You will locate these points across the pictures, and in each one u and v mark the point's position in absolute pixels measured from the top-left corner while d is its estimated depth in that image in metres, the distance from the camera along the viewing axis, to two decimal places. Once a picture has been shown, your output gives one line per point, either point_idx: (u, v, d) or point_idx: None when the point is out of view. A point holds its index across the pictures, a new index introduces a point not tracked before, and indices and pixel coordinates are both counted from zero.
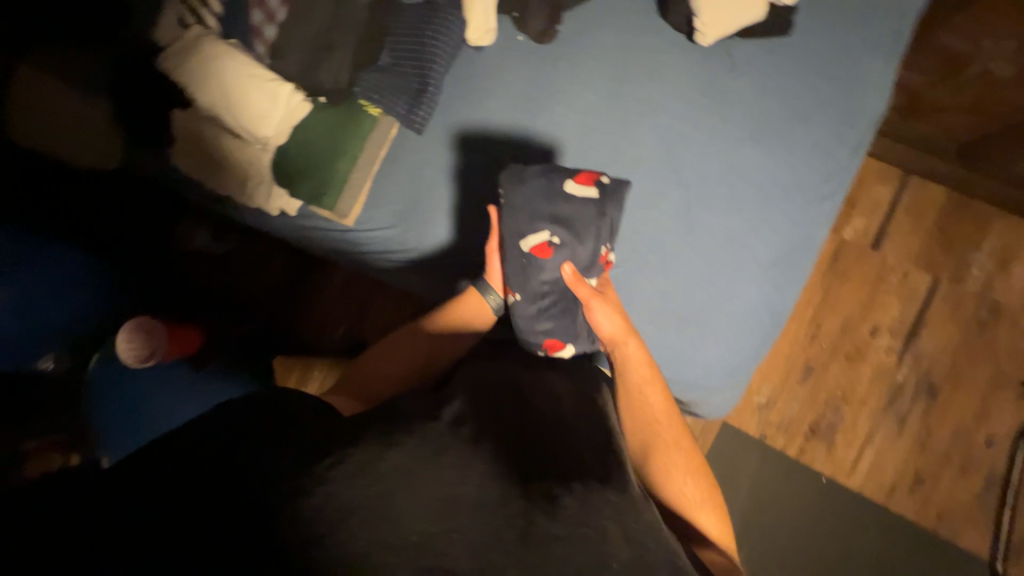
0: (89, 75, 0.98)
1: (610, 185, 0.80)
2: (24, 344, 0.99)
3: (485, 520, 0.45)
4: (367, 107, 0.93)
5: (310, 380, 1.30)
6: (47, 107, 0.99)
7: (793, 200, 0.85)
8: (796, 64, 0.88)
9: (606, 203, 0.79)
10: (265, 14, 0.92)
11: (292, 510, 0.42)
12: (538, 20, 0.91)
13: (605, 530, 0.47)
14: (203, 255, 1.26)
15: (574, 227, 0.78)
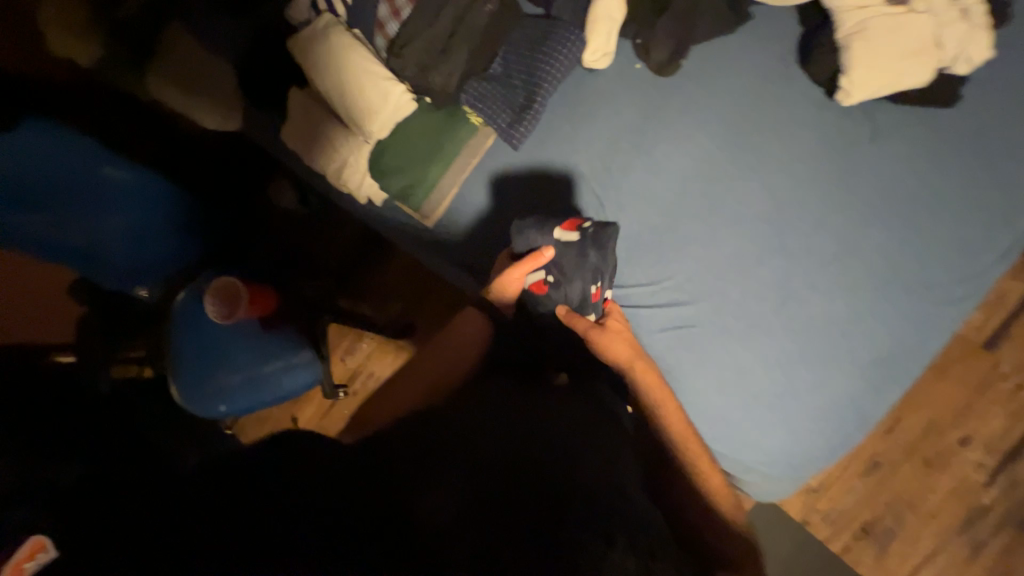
0: (229, 45, 1.05)
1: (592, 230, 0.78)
2: (135, 274, 1.09)
3: (489, 536, 0.49)
4: (471, 116, 0.94)
5: (358, 349, 1.36)
6: (183, 66, 1.05)
7: (914, 297, 0.76)
8: (952, 142, 0.77)
9: (590, 245, 0.78)
10: (391, 9, 0.93)
11: (328, 510, 0.48)
12: (662, 51, 0.86)
13: (610, 539, 0.51)
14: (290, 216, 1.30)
15: (570, 267, 0.78)
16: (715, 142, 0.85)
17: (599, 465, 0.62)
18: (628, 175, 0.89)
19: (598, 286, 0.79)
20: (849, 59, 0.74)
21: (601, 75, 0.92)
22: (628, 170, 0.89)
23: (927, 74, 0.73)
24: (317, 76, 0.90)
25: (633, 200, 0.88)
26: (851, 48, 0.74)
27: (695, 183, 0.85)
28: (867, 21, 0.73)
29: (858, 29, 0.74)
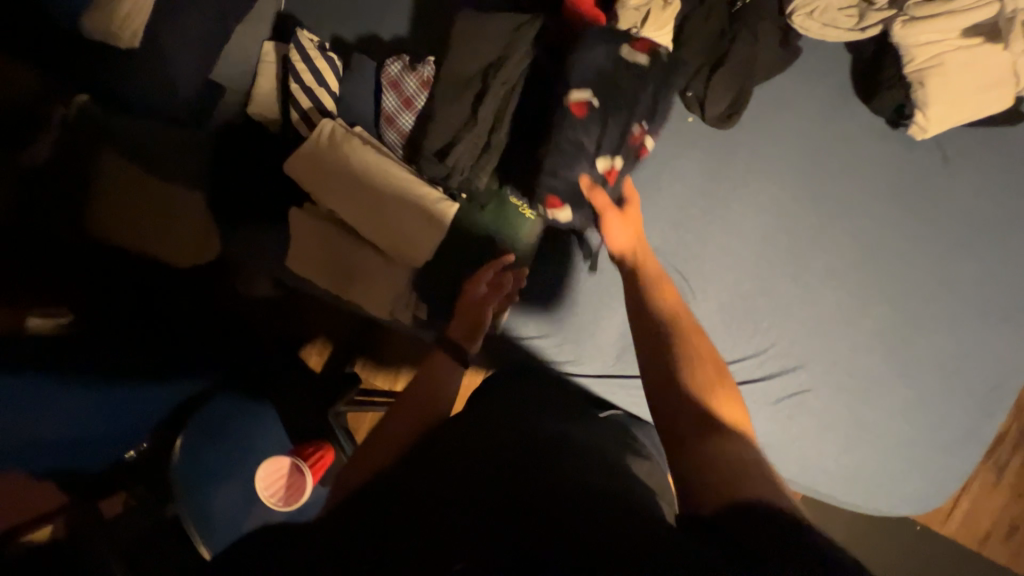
0: (190, 163, 0.84)
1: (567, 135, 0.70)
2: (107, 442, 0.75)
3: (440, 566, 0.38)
4: (521, 208, 0.80)
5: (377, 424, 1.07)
6: (132, 198, 0.83)
7: (1007, 317, 0.78)
8: (1016, 158, 0.78)
9: (579, 159, 0.70)
10: (402, 98, 0.77)
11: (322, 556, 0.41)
12: (719, 103, 0.78)
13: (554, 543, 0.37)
14: (270, 303, 1.03)
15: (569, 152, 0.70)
16: (786, 191, 0.81)
17: (603, 463, 0.51)
18: (704, 241, 0.82)
19: (607, 161, 0.71)
20: (925, 93, 0.71)
21: (653, 136, 0.82)
22: (703, 237, 0.82)
23: (1001, 102, 0.71)
24: (332, 191, 0.76)
25: (715, 267, 0.82)
26: (926, 83, 0.70)
27: (776, 238, 0.81)
28: (939, 54, 0.70)
29: (932, 62, 0.70)
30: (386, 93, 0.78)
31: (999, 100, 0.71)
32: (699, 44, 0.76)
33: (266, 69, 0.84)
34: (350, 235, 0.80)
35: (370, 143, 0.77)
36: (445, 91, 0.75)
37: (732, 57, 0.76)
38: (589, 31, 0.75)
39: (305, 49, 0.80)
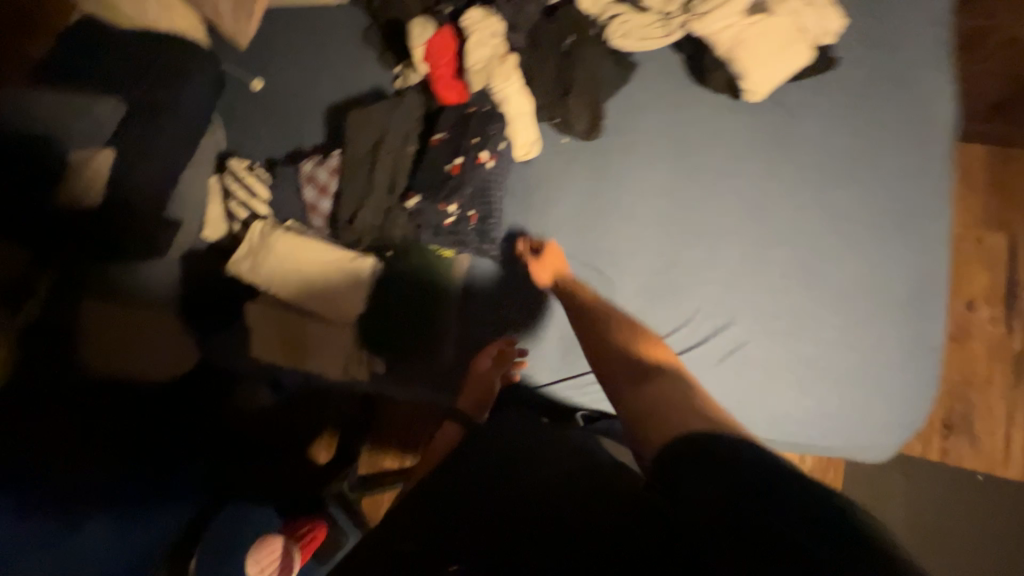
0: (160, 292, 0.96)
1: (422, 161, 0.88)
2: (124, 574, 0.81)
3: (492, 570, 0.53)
4: (439, 251, 0.91)
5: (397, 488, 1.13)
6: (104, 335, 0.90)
7: (907, 230, 0.82)
8: (851, 90, 0.86)
9: (428, 168, 0.88)
10: (318, 188, 0.92)
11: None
12: (582, 120, 0.91)
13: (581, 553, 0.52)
14: (271, 411, 1.06)
15: (421, 171, 0.88)
16: (666, 177, 0.90)
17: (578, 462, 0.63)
18: (609, 236, 0.90)
19: (452, 162, 0.87)
20: (742, 67, 0.84)
21: (538, 162, 0.94)
22: (608, 233, 0.91)
23: (806, 53, 0.83)
24: (271, 282, 0.87)
25: (628, 257, 0.89)
26: (737, 59, 0.83)
27: (671, 217, 0.89)
28: (739, 33, 0.82)
29: (733, 41, 0.83)
30: (305, 187, 0.92)
31: (802, 54, 0.83)
32: (547, 79, 0.89)
33: (217, 198, 1.02)
34: (298, 314, 0.89)
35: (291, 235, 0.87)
36: (350, 174, 0.89)
37: (576, 81, 0.89)
38: (452, 94, 0.90)
39: (238, 173, 0.96)
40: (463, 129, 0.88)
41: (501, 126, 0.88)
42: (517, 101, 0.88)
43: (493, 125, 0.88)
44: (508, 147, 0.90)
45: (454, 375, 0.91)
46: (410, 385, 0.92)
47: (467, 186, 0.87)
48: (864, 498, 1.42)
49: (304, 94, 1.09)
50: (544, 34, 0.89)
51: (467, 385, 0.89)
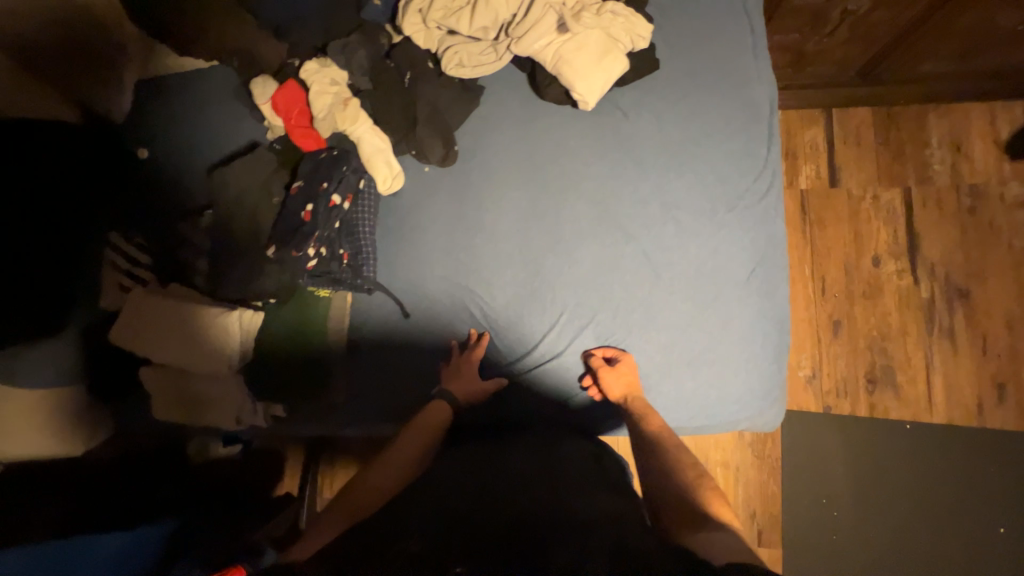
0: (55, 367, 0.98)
1: (285, 210, 0.94)
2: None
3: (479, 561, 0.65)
4: (317, 291, 0.96)
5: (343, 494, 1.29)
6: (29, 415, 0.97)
7: (742, 210, 0.85)
8: (675, 86, 0.91)
9: (289, 217, 0.93)
10: (194, 251, 0.97)
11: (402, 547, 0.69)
12: (436, 148, 0.95)
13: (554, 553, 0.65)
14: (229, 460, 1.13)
15: (287, 220, 0.93)
16: (521, 190, 0.95)
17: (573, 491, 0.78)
18: (476, 254, 0.94)
19: (307, 207, 0.92)
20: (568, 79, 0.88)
21: (403, 194, 0.98)
22: (474, 252, 0.95)
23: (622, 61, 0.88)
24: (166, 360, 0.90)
25: (497, 272, 0.93)
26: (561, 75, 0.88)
27: (531, 227, 0.93)
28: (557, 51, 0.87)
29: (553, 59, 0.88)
30: (184, 250, 0.98)
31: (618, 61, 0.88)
32: (395, 116, 0.94)
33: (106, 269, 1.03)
34: (184, 373, 0.91)
35: (162, 307, 0.89)
36: (228, 234, 0.96)
37: (421, 114, 0.94)
38: (309, 141, 0.95)
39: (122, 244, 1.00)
40: (318, 172, 0.92)
41: (351, 166, 0.92)
42: (370, 141, 0.93)
43: (343, 164, 0.92)
44: (370, 185, 0.96)
45: (353, 406, 0.95)
46: (310, 424, 0.96)
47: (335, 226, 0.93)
48: (804, 462, 1.45)
49: (180, 151, 1.09)
50: (383, 75, 0.94)
51: (457, 375, 0.91)
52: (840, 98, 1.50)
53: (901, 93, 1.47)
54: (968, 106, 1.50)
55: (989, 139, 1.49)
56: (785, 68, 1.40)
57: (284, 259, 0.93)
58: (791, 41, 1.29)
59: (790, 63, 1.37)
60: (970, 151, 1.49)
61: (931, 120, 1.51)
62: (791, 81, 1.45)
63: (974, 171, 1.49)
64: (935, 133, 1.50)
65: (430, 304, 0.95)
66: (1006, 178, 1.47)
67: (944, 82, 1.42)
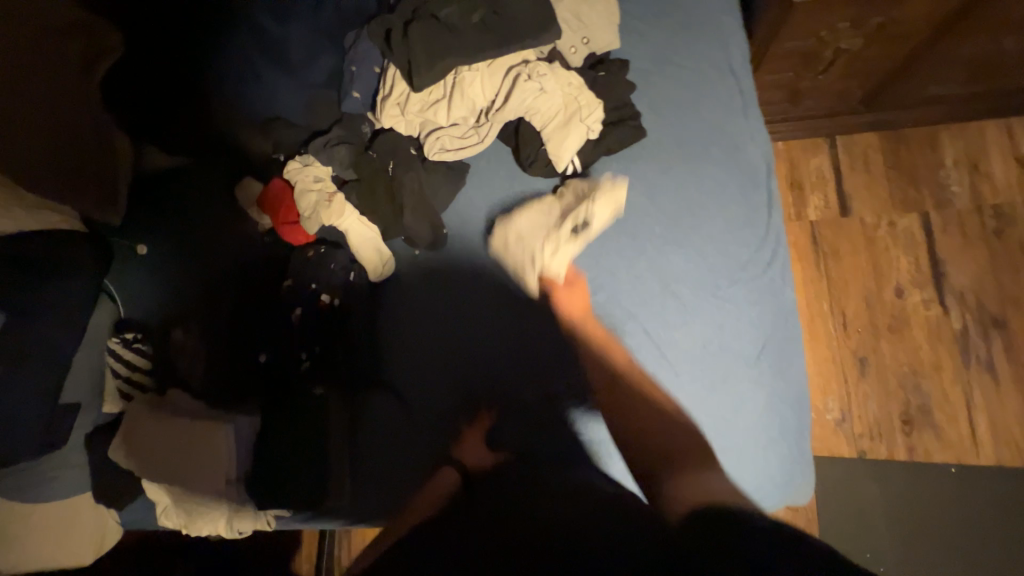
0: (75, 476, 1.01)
1: (281, 308, 0.95)
2: None
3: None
4: (311, 389, 0.93)
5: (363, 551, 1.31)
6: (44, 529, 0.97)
7: (746, 282, 0.81)
8: (665, 154, 0.88)
9: (283, 313, 0.95)
10: (188, 355, 0.98)
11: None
12: (424, 233, 0.93)
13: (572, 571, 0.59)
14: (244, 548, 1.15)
15: (283, 316, 0.95)
16: (513, 269, 0.93)
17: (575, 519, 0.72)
18: (470, 339, 0.91)
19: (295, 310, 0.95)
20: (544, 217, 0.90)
21: (395, 278, 0.96)
22: (468, 340, 0.92)
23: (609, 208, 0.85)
24: (171, 476, 0.87)
25: (495, 355, 0.91)
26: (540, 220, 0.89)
27: (529, 310, 0.90)
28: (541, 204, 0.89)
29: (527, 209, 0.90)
30: (177, 357, 0.98)
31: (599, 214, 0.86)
32: (382, 205, 0.92)
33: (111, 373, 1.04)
34: (178, 492, 0.88)
35: (167, 418, 0.88)
36: (221, 338, 0.97)
37: (407, 199, 0.91)
38: (299, 237, 0.95)
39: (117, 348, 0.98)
40: (308, 271, 0.95)
41: (337, 264, 0.95)
42: (359, 231, 0.93)
43: (331, 262, 0.95)
44: (360, 275, 0.96)
45: (354, 508, 0.90)
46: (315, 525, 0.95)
47: (329, 318, 0.95)
48: (843, 514, 1.35)
49: (174, 243, 1.06)
50: (365, 165, 0.92)
51: (469, 441, 0.88)
52: (842, 126, 1.44)
53: (907, 117, 1.41)
54: (982, 122, 1.42)
55: (1010, 157, 1.40)
56: (782, 102, 1.36)
57: (282, 355, 0.94)
58: (786, 79, 1.25)
59: (787, 98, 1.33)
60: (990, 170, 1.40)
61: (943, 140, 1.44)
62: (790, 114, 1.40)
63: (997, 190, 1.40)
64: (950, 154, 1.43)
65: (426, 398, 0.91)
66: None
67: (953, 102, 1.35)
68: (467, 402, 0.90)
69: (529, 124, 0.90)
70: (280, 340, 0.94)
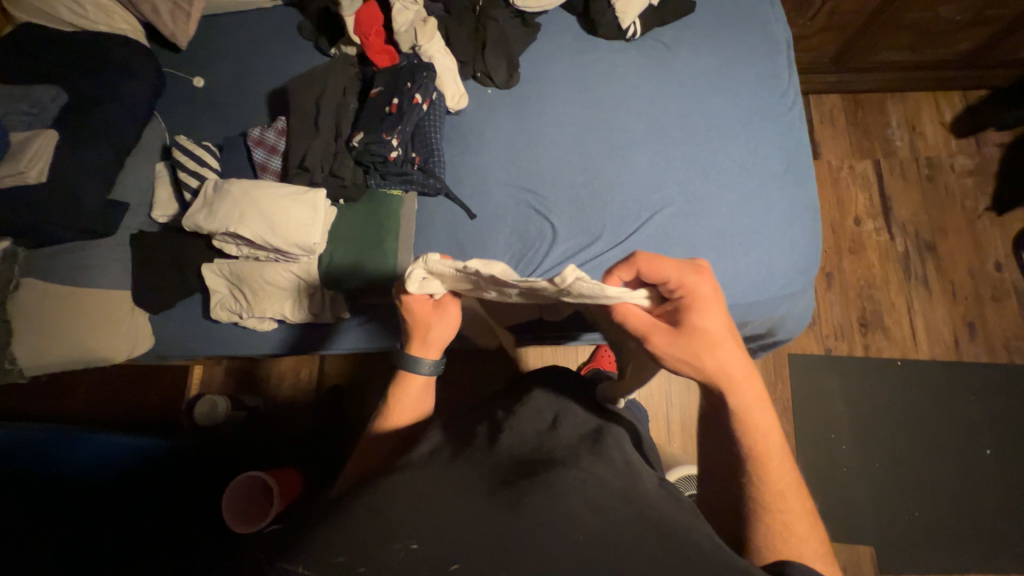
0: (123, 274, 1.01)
1: (371, 102, 0.97)
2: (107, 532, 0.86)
3: (460, 505, 0.50)
4: (389, 191, 1.00)
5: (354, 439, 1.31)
6: (81, 316, 0.96)
7: (772, 120, 1.01)
8: (708, 23, 1.08)
9: (373, 109, 0.96)
10: (267, 149, 0.99)
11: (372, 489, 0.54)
12: (500, 70, 1.05)
13: (573, 509, 0.49)
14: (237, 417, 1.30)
15: (367, 112, 0.96)
16: (575, 106, 1.05)
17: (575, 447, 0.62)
18: (533, 160, 1.03)
19: (392, 100, 0.95)
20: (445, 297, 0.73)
21: (468, 112, 1.07)
22: (536, 163, 1.03)
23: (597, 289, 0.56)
24: (259, 246, 0.92)
25: (559, 174, 1.02)
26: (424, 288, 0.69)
27: (590, 139, 1.03)
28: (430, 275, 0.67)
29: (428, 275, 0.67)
30: (254, 151, 0.99)
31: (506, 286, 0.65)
32: (465, 41, 1.05)
33: (163, 181, 1.07)
34: (261, 264, 0.94)
35: (257, 183, 0.88)
36: (304, 129, 0.96)
37: (490, 37, 1.04)
38: (385, 57, 1.02)
39: (185, 146, 1.02)
40: (398, 74, 0.98)
41: (431, 73, 0.97)
42: (441, 60, 1.02)
43: (422, 72, 0.98)
44: (440, 99, 1.02)
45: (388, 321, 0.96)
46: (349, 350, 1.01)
47: (411, 127, 0.97)
48: (812, 401, 1.56)
49: (248, 84, 1.18)
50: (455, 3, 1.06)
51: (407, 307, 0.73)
52: (816, 83, 1.75)
53: (864, 81, 1.74)
54: (917, 94, 1.79)
55: (938, 122, 1.76)
56: None
57: (375, 140, 0.94)
58: None
59: None
60: (923, 130, 1.76)
61: (889, 105, 1.78)
62: None
63: (929, 146, 1.75)
64: (894, 116, 1.77)
65: (495, 208, 1.01)
66: (954, 151, 1.73)
67: (899, 71, 1.70)
68: (537, 211, 1.00)
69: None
70: (372, 128, 0.95)
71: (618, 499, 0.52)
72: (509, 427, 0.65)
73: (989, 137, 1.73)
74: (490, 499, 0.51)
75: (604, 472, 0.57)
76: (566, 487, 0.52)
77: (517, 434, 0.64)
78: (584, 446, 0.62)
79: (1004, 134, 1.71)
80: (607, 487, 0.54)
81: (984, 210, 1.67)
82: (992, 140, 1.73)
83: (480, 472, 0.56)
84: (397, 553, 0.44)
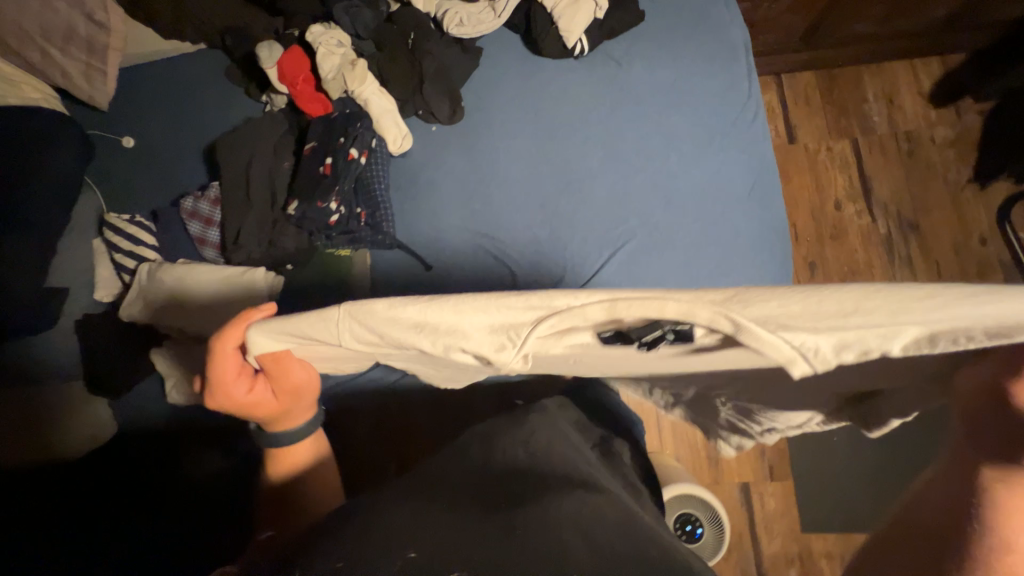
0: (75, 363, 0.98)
1: (305, 160, 0.91)
2: None
3: (456, 529, 0.47)
4: (337, 251, 0.95)
5: None
6: (32, 414, 0.92)
7: (734, 136, 0.95)
8: (660, 31, 1.00)
9: (308, 168, 0.90)
10: (202, 221, 0.93)
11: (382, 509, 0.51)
12: (442, 106, 0.98)
13: (566, 542, 0.46)
14: None
15: (303, 171, 0.90)
16: (529, 136, 0.99)
17: (568, 470, 0.61)
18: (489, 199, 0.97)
19: (326, 160, 0.89)
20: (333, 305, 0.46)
21: (415, 153, 1.00)
22: (492, 204, 0.97)
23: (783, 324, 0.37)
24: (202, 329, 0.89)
25: (515, 213, 0.96)
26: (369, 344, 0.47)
27: (546, 171, 0.97)
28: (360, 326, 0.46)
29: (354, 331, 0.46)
30: (189, 223, 0.94)
31: (470, 360, 0.45)
32: (402, 78, 0.97)
33: (103, 259, 1.03)
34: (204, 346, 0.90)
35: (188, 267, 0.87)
36: (238, 197, 0.91)
37: (427, 71, 0.97)
38: (316, 105, 0.95)
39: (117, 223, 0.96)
40: (331, 127, 0.92)
41: (365, 121, 0.91)
42: (378, 102, 0.95)
43: (356, 122, 0.92)
44: (382, 144, 0.96)
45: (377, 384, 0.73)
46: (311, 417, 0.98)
47: (352, 184, 0.91)
48: None
49: (182, 141, 1.10)
50: (386, 37, 0.98)
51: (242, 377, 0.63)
52: (787, 63, 1.67)
53: (837, 56, 1.65)
54: (894, 64, 1.70)
55: (916, 91, 1.69)
56: None
57: (311, 205, 0.88)
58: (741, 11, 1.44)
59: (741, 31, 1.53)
60: (901, 102, 1.68)
61: (865, 78, 1.70)
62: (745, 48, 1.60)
63: (907, 119, 1.68)
64: (871, 90, 1.70)
65: (451, 258, 0.96)
66: (934, 122, 1.66)
67: (873, 43, 1.61)
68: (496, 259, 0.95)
69: (540, 6, 0.97)
70: (308, 193, 0.88)
71: (618, 536, 0.49)
72: (502, 453, 0.65)
73: (970, 105, 1.66)
74: (484, 526, 0.48)
75: (599, 501, 0.55)
76: (561, 518, 0.50)
77: (510, 456, 0.65)
78: (575, 472, 0.61)
79: (985, 100, 1.64)
80: (598, 517, 0.51)
81: (966, 182, 1.62)
82: (973, 107, 1.66)
83: (469, 502, 0.53)
84: (394, 562, 0.42)
